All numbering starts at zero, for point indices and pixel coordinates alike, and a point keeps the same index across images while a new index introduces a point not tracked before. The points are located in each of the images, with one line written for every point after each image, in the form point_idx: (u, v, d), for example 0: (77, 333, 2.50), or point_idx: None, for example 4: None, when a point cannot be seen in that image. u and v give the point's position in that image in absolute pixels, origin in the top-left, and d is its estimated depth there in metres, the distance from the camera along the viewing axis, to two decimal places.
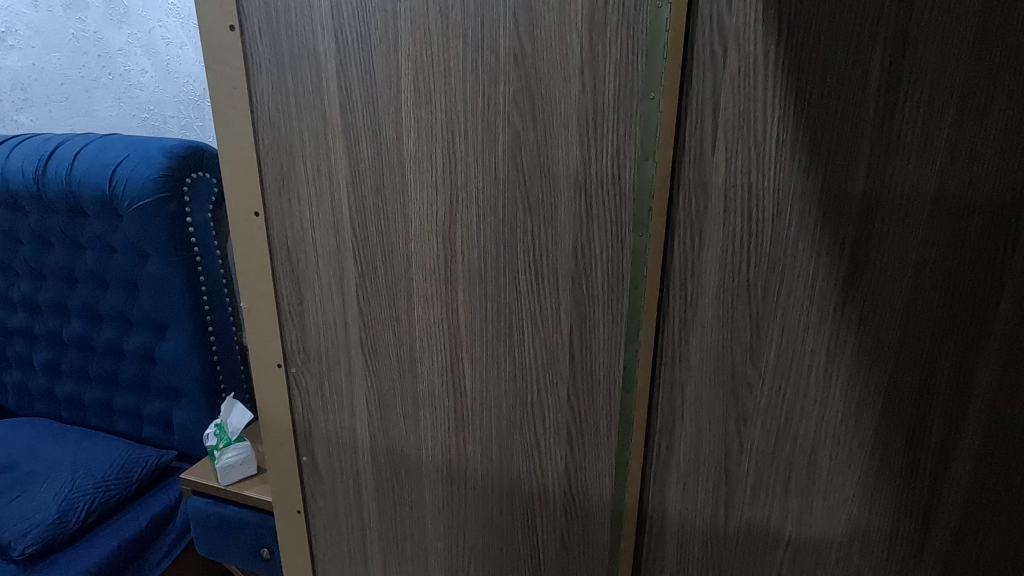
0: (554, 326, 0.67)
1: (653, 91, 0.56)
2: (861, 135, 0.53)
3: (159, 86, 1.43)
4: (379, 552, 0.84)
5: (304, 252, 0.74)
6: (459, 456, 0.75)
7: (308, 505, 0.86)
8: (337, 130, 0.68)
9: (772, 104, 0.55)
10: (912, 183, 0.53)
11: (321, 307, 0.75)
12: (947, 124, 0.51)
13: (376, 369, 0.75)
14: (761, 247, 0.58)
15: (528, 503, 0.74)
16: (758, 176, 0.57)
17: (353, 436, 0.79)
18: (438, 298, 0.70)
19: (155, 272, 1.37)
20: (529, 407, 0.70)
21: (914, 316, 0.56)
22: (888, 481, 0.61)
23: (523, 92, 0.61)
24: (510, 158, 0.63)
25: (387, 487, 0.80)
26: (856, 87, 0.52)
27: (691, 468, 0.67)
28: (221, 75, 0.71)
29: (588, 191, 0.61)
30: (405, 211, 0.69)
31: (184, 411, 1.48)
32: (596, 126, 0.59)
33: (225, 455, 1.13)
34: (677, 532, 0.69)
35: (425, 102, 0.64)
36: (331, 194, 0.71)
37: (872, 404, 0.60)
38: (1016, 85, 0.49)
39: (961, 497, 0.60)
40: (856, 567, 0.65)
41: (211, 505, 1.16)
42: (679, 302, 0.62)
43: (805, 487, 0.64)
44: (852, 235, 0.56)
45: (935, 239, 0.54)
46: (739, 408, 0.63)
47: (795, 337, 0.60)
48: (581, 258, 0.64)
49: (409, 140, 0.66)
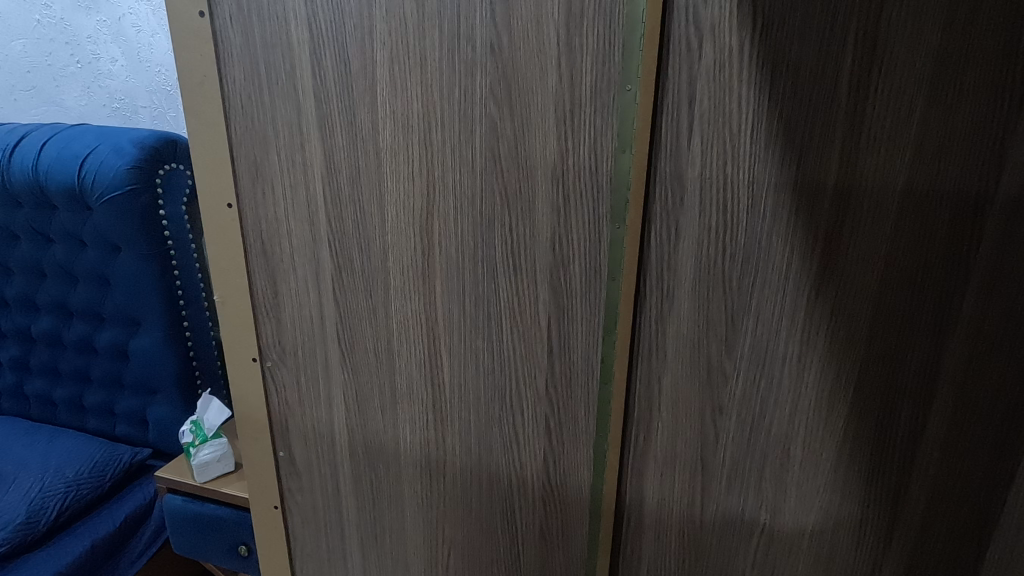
0: (532, 321, 0.66)
1: (631, 83, 0.55)
2: (833, 128, 0.53)
3: (130, 75, 1.39)
4: (361, 543, 0.84)
5: (279, 245, 0.72)
6: (437, 449, 0.75)
7: (288, 496, 0.86)
8: (312, 120, 0.66)
9: (748, 97, 0.54)
10: (882, 176, 0.53)
11: (297, 301, 0.74)
12: (917, 117, 0.51)
13: (353, 364, 0.75)
14: (735, 241, 0.58)
15: (505, 495, 0.74)
16: (734, 169, 0.56)
17: (334, 429, 0.79)
18: (414, 293, 0.69)
19: (127, 267, 1.35)
20: (507, 401, 0.70)
21: (884, 308, 0.57)
22: (858, 469, 0.62)
23: (501, 83, 0.59)
24: (490, 151, 0.61)
25: (366, 480, 0.80)
26: (828, 80, 0.52)
27: (667, 459, 0.67)
28: (187, 61, 0.68)
29: (565, 184, 0.60)
30: (383, 204, 0.67)
31: (159, 407, 1.47)
32: (573, 117, 0.58)
33: (201, 453, 1.15)
34: (653, 521, 0.70)
35: (402, 91, 0.62)
36: (307, 185, 0.69)
37: (842, 395, 0.60)
38: (983, 79, 0.49)
39: (928, 485, 0.61)
40: (827, 553, 0.66)
41: (188, 504, 1.18)
42: (656, 296, 0.62)
43: (779, 476, 0.65)
44: (824, 228, 0.56)
45: (904, 233, 0.54)
46: (715, 400, 0.64)
47: (769, 330, 0.60)
48: (559, 251, 0.62)
49: (385, 131, 0.64)
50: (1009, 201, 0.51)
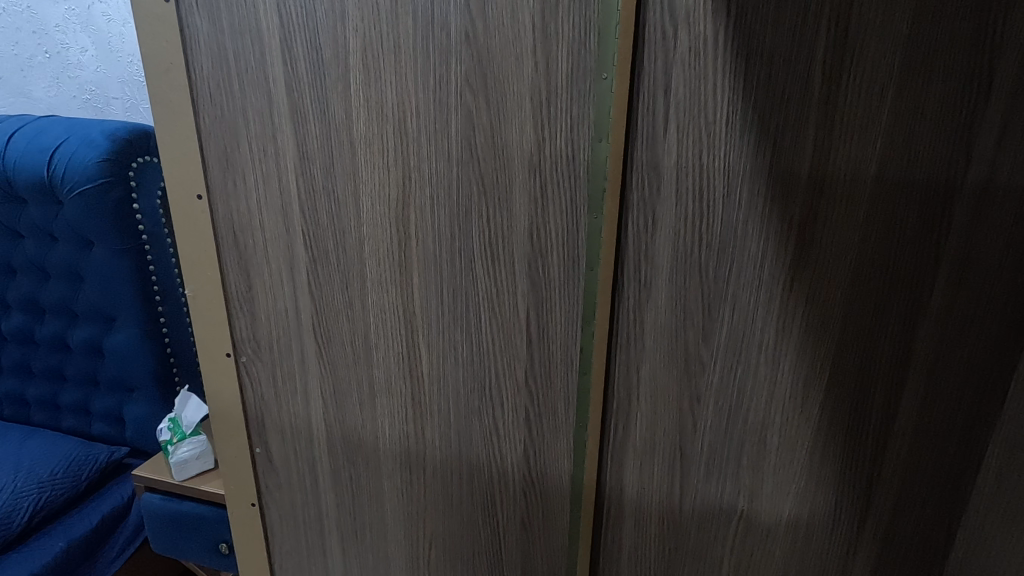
0: (510, 312, 0.65)
1: (606, 71, 0.55)
2: (808, 116, 0.53)
3: (100, 65, 1.35)
4: (341, 538, 0.83)
5: (252, 237, 0.71)
6: (417, 442, 0.75)
7: (266, 493, 0.85)
8: (284, 109, 0.65)
9: (723, 86, 0.54)
10: (855, 163, 0.53)
11: (272, 294, 0.73)
12: (888, 105, 0.51)
13: (330, 357, 0.74)
14: (711, 229, 0.58)
15: (485, 487, 0.74)
16: (710, 158, 0.56)
17: (311, 423, 0.78)
18: (391, 284, 0.68)
19: (100, 262, 1.32)
20: (486, 393, 0.70)
21: (857, 295, 0.57)
22: (834, 454, 0.63)
23: (475, 71, 0.58)
24: (465, 141, 0.61)
25: (346, 474, 0.79)
26: (801, 68, 0.52)
27: (646, 449, 0.68)
28: (154, 48, 0.66)
29: (542, 173, 0.60)
30: (357, 195, 0.66)
31: (136, 405, 1.45)
32: (549, 106, 0.57)
33: (179, 451, 1.13)
34: (633, 510, 0.70)
35: (375, 80, 0.61)
36: (279, 176, 0.67)
37: (818, 381, 0.61)
38: (952, 66, 0.49)
39: (901, 468, 0.62)
40: (804, 538, 0.67)
41: (168, 503, 1.16)
42: (633, 286, 0.62)
43: (756, 463, 0.65)
44: (799, 215, 0.56)
45: (876, 219, 0.55)
46: (693, 389, 0.64)
47: (745, 319, 0.60)
48: (536, 242, 0.62)
49: (359, 121, 0.63)
50: (977, 188, 0.52)
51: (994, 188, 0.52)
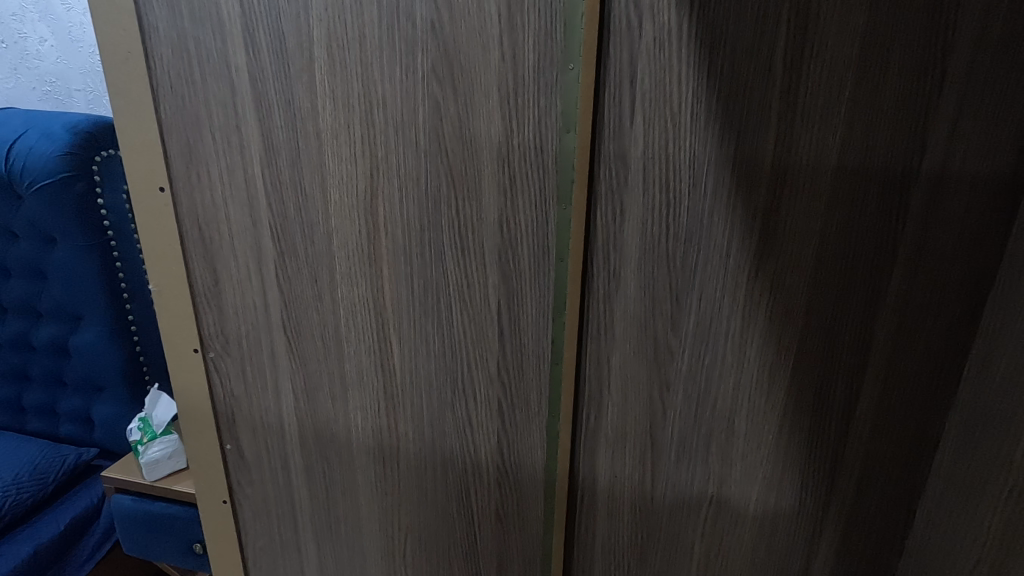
0: (482, 303, 0.65)
1: (573, 62, 0.55)
2: (770, 107, 0.54)
3: (61, 56, 1.31)
4: (316, 533, 0.83)
5: (218, 230, 0.70)
6: (390, 435, 0.75)
7: (238, 490, 0.84)
8: (247, 99, 0.63)
9: (687, 77, 0.54)
10: (816, 153, 0.54)
11: (239, 288, 0.72)
12: (847, 95, 0.52)
13: (300, 352, 0.73)
14: (678, 219, 0.59)
15: (460, 479, 0.74)
16: (675, 148, 0.57)
17: (283, 419, 0.77)
18: (362, 277, 0.68)
19: (64, 259, 1.28)
20: (459, 385, 0.70)
21: (820, 281, 0.58)
22: (799, 438, 0.64)
23: (442, 61, 0.58)
24: (433, 131, 0.60)
25: (319, 469, 0.79)
26: (763, 60, 0.53)
27: (618, 437, 0.68)
28: (111, 37, 0.64)
29: (510, 164, 0.60)
30: (325, 186, 0.65)
31: (104, 405, 1.41)
32: (517, 96, 0.57)
33: (149, 450, 1.11)
34: (606, 498, 0.71)
35: (340, 70, 0.60)
36: (245, 167, 0.66)
37: (783, 367, 0.62)
38: (907, 58, 0.51)
39: (863, 450, 0.63)
40: (772, 521, 0.68)
41: (139, 503, 1.14)
42: (603, 276, 0.62)
43: (725, 449, 0.66)
44: (762, 205, 0.57)
45: (837, 208, 0.56)
46: (662, 377, 0.65)
47: (712, 307, 0.61)
48: (506, 233, 0.62)
49: (325, 112, 0.62)
50: (931, 177, 0.54)
51: (948, 177, 0.53)
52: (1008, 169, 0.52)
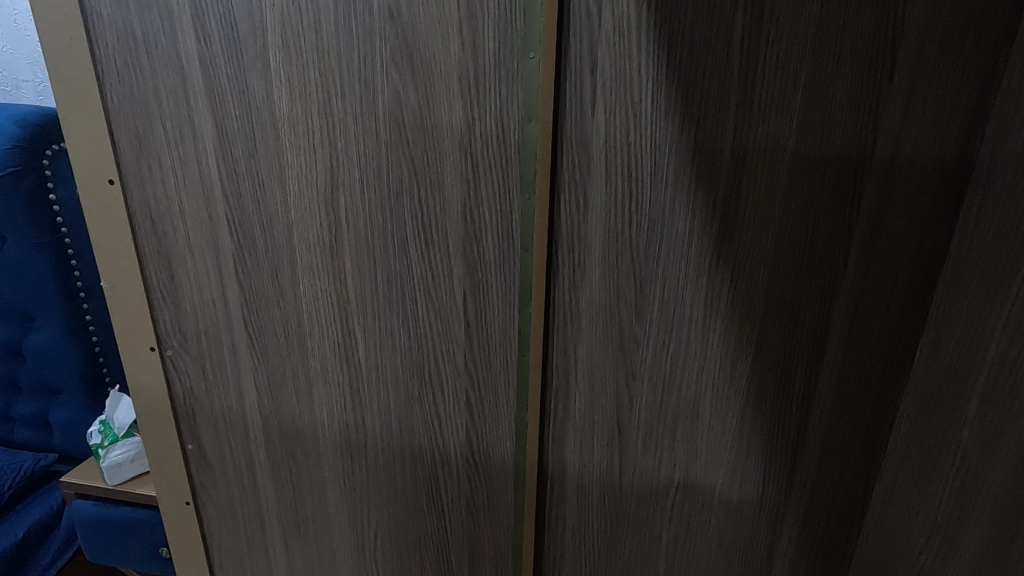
0: (447, 295, 0.65)
1: (533, 50, 0.54)
2: (728, 95, 0.54)
3: (5, 45, 1.26)
4: (283, 532, 0.82)
5: (172, 224, 0.68)
6: (357, 430, 0.74)
7: (202, 491, 0.82)
8: (199, 88, 0.61)
9: (647, 66, 0.54)
10: (773, 140, 0.55)
11: (197, 284, 0.70)
12: (802, 84, 0.53)
13: (263, 348, 0.71)
14: (641, 207, 0.59)
15: (429, 472, 0.74)
16: (636, 137, 0.57)
17: (247, 417, 0.76)
18: (324, 270, 0.66)
19: (14, 257, 1.23)
20: (426, 378, 0.69)
21: (780, 266, 0.59)
22: (762, 422, 0.66)
23: (401, 49, 0.57)
24: (393, 121, 0.59)
25: (285, 467, 0.78)
26: (721, 49, 0.53)
27: (586, 426, 0.69)
28: (52, 23, 0.61)
29: (473, 153, 0.59)
30: (283, 178, 0.64)
31: (62, 409, 1.36)
32: (478, 85, 0.56)
33: (111, 454, 1.07)
34: (575, 486, 0.72)
35: (296, 58, 0.59)
36: (199, 159, 0.64)
37: (745, 352, 0.63)
38: (859, 46, 0.51)
39: (823, 432, 0.65)
40: (737, 504, 0.69)
41: (101, 508, 1.10)
42: (568, 266, 0.63)
43: (690, 435, 0.67)
44: (722, 192, 0.58)
45: (795, 194, 0.57)
46: (628, 365, 0.65)
47: (675, 295, 0.62)
48: (470, 224, 0.62)
49: (281, 101, 0.61)
50: (883, 165, 0.55)
51: (899, 164, 0.55)
52: (954, 157, 0.54)
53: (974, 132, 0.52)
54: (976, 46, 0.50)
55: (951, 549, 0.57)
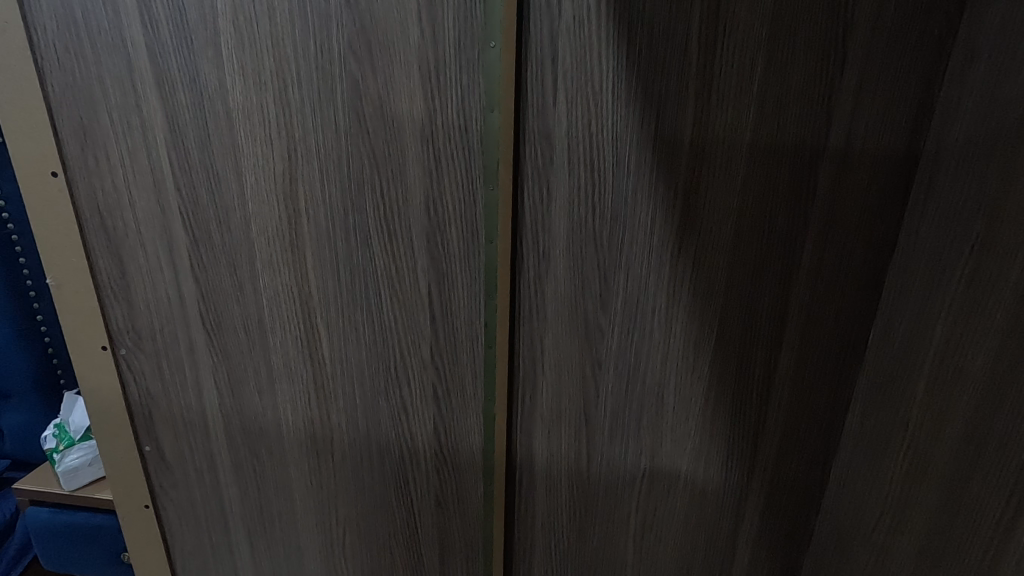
0: (411, 287, 0.64)
1: (493, 39, 0.53)
2: (687, 86, 0.55)
3: None
4: (248, 532, 0.80)
5: (122, 218, 0.65)
6: (323, 427, 0.72)
7: (161, 493, 0.79)
8: (147, 76, 0.59)
9: (607, 56, 0.55)
10: (731, 131, 0.56)
11: (150, 279, 0.68)
12: (758, 75, 0.54)
13: (222, 345, 0.70)
14: (604, 197, 0.59)
15: (398, 467, 0.73)
16: (598, 127, 0.57)
17: (207, 415, 0.74)
18: (284, 265, 0.65)
19: None
20: (392, 372, 0.68)
21: (739, 255, 0.60)
22: (725, 408, 0.67)
23: (358, 37, 0.55)
24: (353, 110, 0.58)
25: (248, 466, 0.76)
26: (680, 39, 0.54)
27: (553, 416, 0.69)
28: None
29: (435, 144, 0.58)
30: (239, 169, 0.62)
31: (14, 413, 1.31)
32: (438, 74, 0.56)
33: (66, 458, 1.02)
34: (544, 476, 0.73)
35: (250, 45, 0.57)
36: (149, 150, 0.62)
37: (707, 340, 0.64)
38: (812, 37, 0.52)
39: (782, 415, 0.67)
40: (702, 489, 0.71)
41: (57, 514, 1.06)
42: (532, 257, 0.63)
43: (655, 422, 0.68)
44: (683, 182, 0.58)
45: (752, 184, 0.58)
46: (594, 355, 0.66)
47: (639, 285, 0.62)
48: (433, 216, 0.61)
49: (235, 90, 0.59)
50: (836, 155, 0.56)
51: (851, 153, 0.56)
52: (903, 146, 0.55)
53: (921, 123, 0.54)
54: (922, 40, 0.52)
55: (895, 534, 0.57)
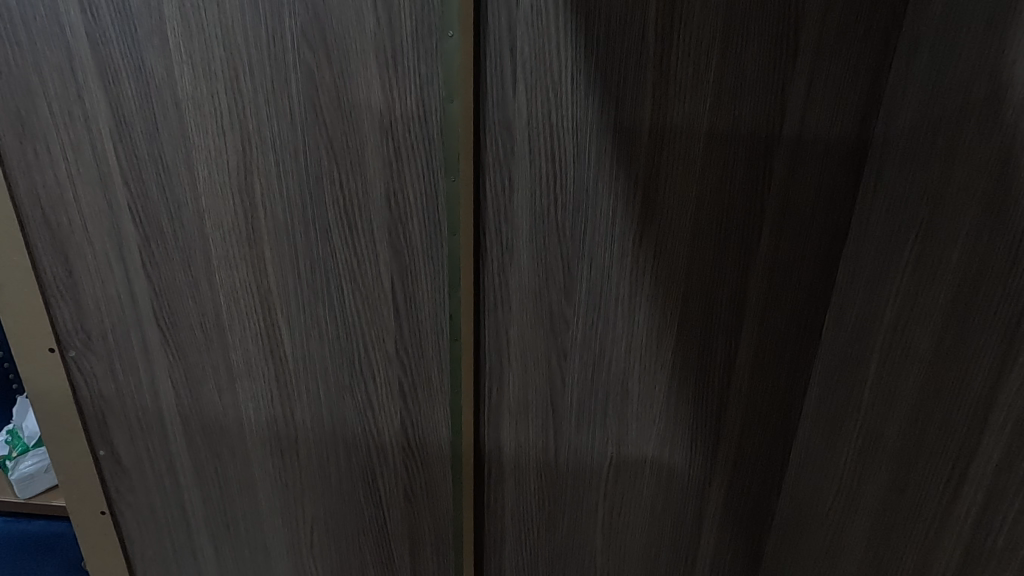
0: (373, 281, 0.63)
1: (451, 29, 0.53)
2: (645, 76, 0.55)
3: None
4: (212, 534, 0.78)
5: (67, 214, 0.62)
6: (287, 425, 0.71)
7: (118, 498, 0.77)
8: (88, 65, 0.57)
9: (566, 46, 0.54)
10: (689, 120, 0.57)
11: (99, 278, 0.65)
12: (714, 66, 0.54)
13: (178, 344, 0.68)
14: (565, 188, 0.59)
15: (365, 463, 0.72)
16: (558, 118, 0.57)
17: (164, 417, 0.72)
18: (241, 260, 0.63)
19: None
20: (356, 367, 0.67)
21: (699, 244, 0.61)
22: (688, 394, 0.68)
23: (312, 25, 0.54)
24: (308, 101, 0.57)
25: (210, 467, 0.74)
26: (637, 29, 0.54)
27: (520, 407, 0.69)
28: None
29: (394, 135, 0.57)
30: (190, 162, 0.60)
31: None
32: (396, 63, 0.55)
33: (20, 465, 0.98)
34: (512, 467, 0.73)
35: (197, 33, 0.55)
36: (93, 143, 0.60)
37: (670, 328, 0.65)
38: (766, 27, 0.53)
39: (743, 400, 0.68)
40: (668, 475, 0.72)
41: (9, 524, 1.02)
42: (496, 249, 0.63)
43: (621, 410, 0.69)
44: (643, 171, 0.59)
45: (710, 173, 0.59)
46: (559, 345, 0.66)
47: (602, 274, 0.63)
48: (394, 208, 0.60)
49: (184, 79, 0.57)
50: (790, 143, 0.57)
51: (805, 142, 0.57)
52: (853, 135, 0.57)
53: (870, 112, 0.56)
54: (870, 30, 0.53)
55: (850, 511, 0.59)
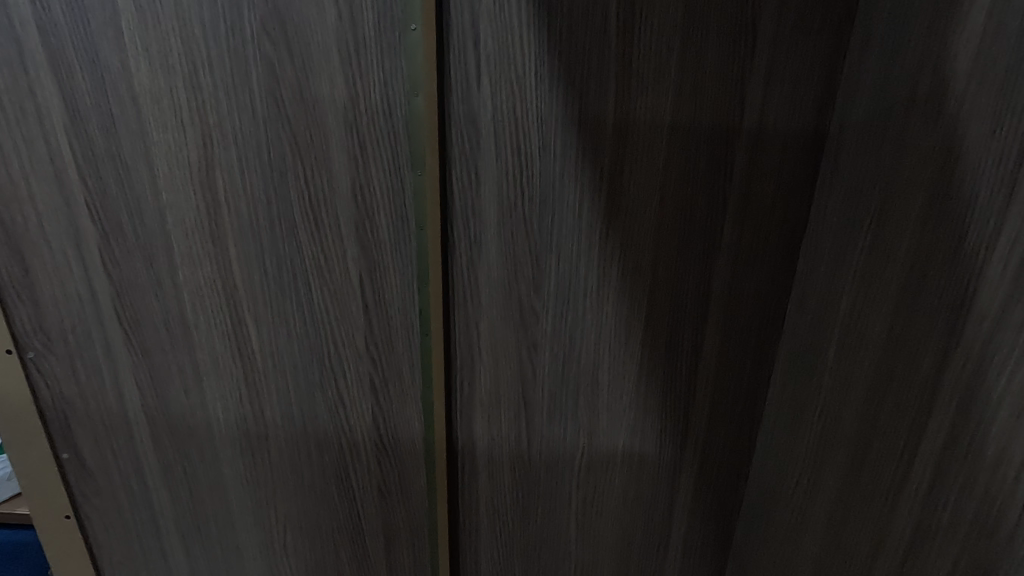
0: (341, 276, 0.63)
1: (414, 22, 0.52)
2: (608, 70, 0.56)
3: None
4: (182, 536, 0.77)
5: (21, 212, 0.61)
6: (256, 423, 0.70)
7: (84, 502, 0.75)
8: (40, 58, 0.55)
9: (529, 39, 0.55)
10: (651, 112, 0.57)
11: (57, 277, 0.63)
12: (675, 59, 0.55)
13: (142, 343, 0.67)
14: (532, 181, 0.60)
15: (337, 459, 0.72)
16: (523, 111, 0.57)
17: (130, 418, 0.70)
18: (206, 257, 0.62)
19: None
20: (325, 364, 0.67)
21: (664, 235, 0.62)
22: (657, 384, 0.69)
23: (272, 17, 0.53)
24: (269, 96, 0.56)
25: (179, 468, 0.73)
26: (599, 22, 0.54)
27: (492, 400, 0.70)
28: None
29: (359, 129, 0.57)
30: (150, 157, 0.59)
31: None
32: (358, 56, 0.54)
33: None
34: (486, 460, 0.73)
35: (154, 25, 0.54)
36: (46, 137, 0.58)
37: (638, 319, 0.66)
38: (724, 21, 0.54)
39: (711, 388, 0.70)
40: (639, 463, 0.73)
41: None
42: (464, 243, 0.63)
43: (592, 401, 0.70)
44: (608, 164, 0.59)
45: (673, 165, 0.59)
46: (529, 338, 0.66)
47: (570, 267, 0.63)
48: (360, 203, 0.60)
49: (141, 73, 0.56)
50: (750, 135, 0.58)
51: (765, 134, 0.58)
52: (811, 127, 0.58)
53: (826, 105, 0.57)
54: (824, 24, 0.54)
55: (812, 493, 0.60)
